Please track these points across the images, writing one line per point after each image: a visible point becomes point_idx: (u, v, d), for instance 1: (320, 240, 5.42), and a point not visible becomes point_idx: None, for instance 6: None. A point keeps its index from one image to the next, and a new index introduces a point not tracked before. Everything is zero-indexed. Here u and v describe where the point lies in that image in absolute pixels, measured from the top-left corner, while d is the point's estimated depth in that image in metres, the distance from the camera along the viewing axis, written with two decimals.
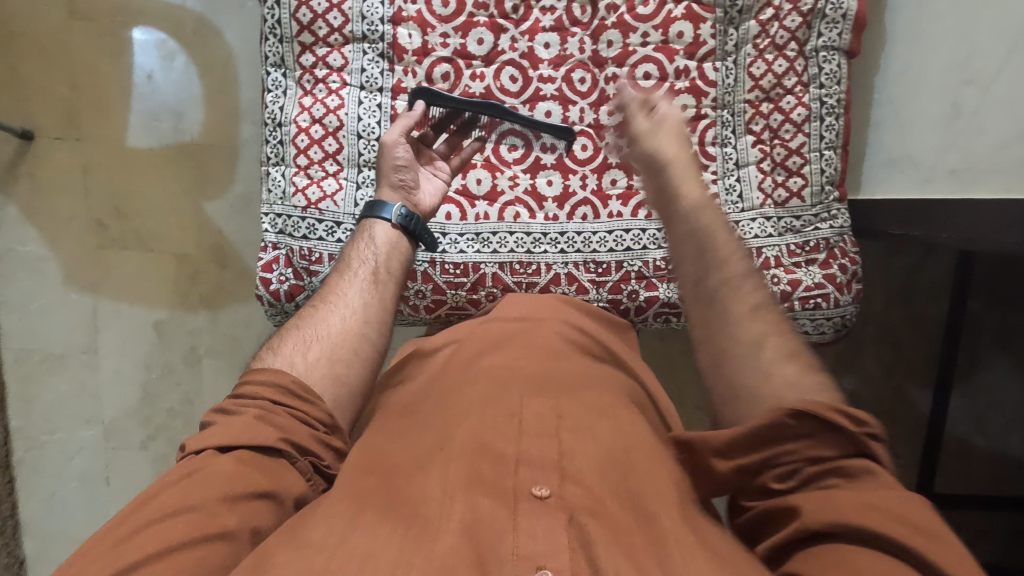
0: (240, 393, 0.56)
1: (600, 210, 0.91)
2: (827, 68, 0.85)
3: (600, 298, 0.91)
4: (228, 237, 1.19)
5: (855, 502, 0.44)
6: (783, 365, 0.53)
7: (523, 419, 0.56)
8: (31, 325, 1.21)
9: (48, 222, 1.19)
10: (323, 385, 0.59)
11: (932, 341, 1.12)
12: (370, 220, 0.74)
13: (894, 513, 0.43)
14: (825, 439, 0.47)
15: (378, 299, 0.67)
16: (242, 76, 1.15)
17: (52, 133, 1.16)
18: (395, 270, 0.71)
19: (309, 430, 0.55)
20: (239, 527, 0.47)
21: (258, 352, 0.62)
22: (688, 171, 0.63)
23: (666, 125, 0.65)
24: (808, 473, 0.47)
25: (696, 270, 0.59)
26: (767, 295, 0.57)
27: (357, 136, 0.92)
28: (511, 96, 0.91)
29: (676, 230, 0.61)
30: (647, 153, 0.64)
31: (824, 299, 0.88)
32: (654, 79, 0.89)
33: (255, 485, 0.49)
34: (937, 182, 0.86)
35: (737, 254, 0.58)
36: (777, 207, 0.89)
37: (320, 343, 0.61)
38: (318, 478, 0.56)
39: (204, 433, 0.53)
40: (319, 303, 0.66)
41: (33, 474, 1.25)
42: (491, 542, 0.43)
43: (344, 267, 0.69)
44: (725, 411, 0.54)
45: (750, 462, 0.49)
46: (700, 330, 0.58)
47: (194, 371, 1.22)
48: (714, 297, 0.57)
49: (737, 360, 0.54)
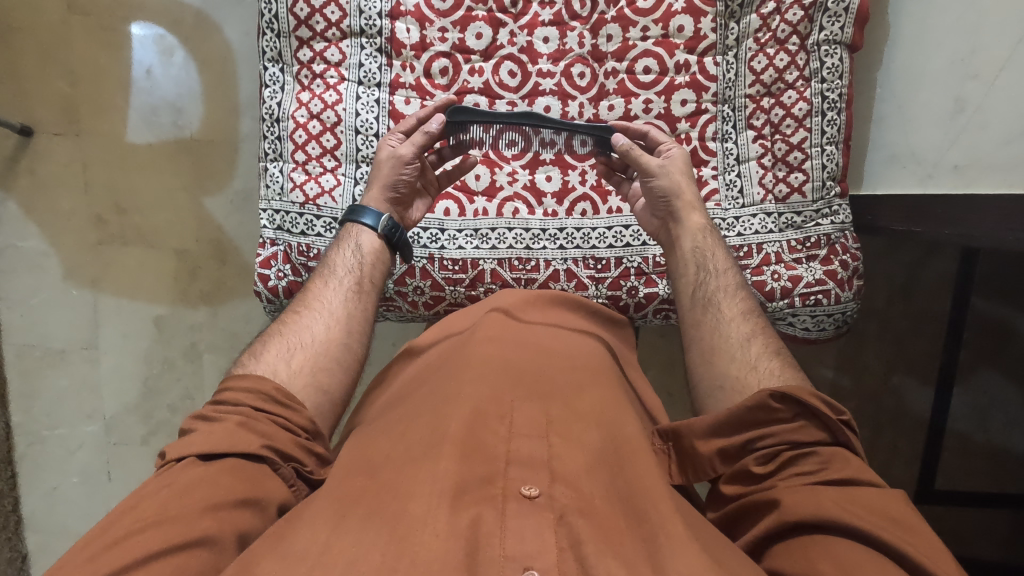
0: (221, 399, 0.56)
1: (599, 206, 0.91)
2: (830, 63, 0.84)
3: (599, 294, 0.90)
4: (228, 232, 1.19)
5: (834, 495, 0.49)
6: (765, 361, 0.62)
7: (515, 419, 0.56)
8: (33, 320, 1.22)
9: (48, 217, 1.19)
10: (307, 393, 0.60)
11: (934, 339, 1.11)
12: (353, 226, 0.76)
13: (872, 506, 0.48)
14: (804, 423, 0.54)
15: (361, 307, 0.70)
16: (241, 71, 1.14)
17: (51, 128, 1.16)
18: (377, 280, 0.74)
19: (291, 436, 0.56)
20: (225, 532, 0.47)
21: (239, 360, 0.63)
22: (695, 205, 0.74)
23: (677, 166, 0.75)
24: (787, 455, 0.53)
25: (707, 349, 0.65)
26: (748, 304, 0.68)
27: (355, 131, 0.91)
28: (509, 91, 0.90)
29: (675, 250, 0.74)
30: (664, 189, 0.74)
31: (825, 296, 0.87)
32: (654, 74, 0.89)
33: (238, 493, 0.49)
34: (941, 179, 0.84)
35: (727, 271, 0.70)
36: (778, 202, 0.88)
37: (303, 352, 0.63)
38: (302, 484, 0.56)
39: (187, 439, 0.53)
40: (303, 308, 0.68)
41: (35, 469, 1.25)
42: (484, 543, 0.42)
43: (327, 273, 0.72)
44: (709, 398, 0.62)
45: (737, 441, 0.55)
46: (693, 329, 0.67)
47: (194, 366, 1.23)
48: (726, 383, 0.61)
49: (726, 356, 0.63)
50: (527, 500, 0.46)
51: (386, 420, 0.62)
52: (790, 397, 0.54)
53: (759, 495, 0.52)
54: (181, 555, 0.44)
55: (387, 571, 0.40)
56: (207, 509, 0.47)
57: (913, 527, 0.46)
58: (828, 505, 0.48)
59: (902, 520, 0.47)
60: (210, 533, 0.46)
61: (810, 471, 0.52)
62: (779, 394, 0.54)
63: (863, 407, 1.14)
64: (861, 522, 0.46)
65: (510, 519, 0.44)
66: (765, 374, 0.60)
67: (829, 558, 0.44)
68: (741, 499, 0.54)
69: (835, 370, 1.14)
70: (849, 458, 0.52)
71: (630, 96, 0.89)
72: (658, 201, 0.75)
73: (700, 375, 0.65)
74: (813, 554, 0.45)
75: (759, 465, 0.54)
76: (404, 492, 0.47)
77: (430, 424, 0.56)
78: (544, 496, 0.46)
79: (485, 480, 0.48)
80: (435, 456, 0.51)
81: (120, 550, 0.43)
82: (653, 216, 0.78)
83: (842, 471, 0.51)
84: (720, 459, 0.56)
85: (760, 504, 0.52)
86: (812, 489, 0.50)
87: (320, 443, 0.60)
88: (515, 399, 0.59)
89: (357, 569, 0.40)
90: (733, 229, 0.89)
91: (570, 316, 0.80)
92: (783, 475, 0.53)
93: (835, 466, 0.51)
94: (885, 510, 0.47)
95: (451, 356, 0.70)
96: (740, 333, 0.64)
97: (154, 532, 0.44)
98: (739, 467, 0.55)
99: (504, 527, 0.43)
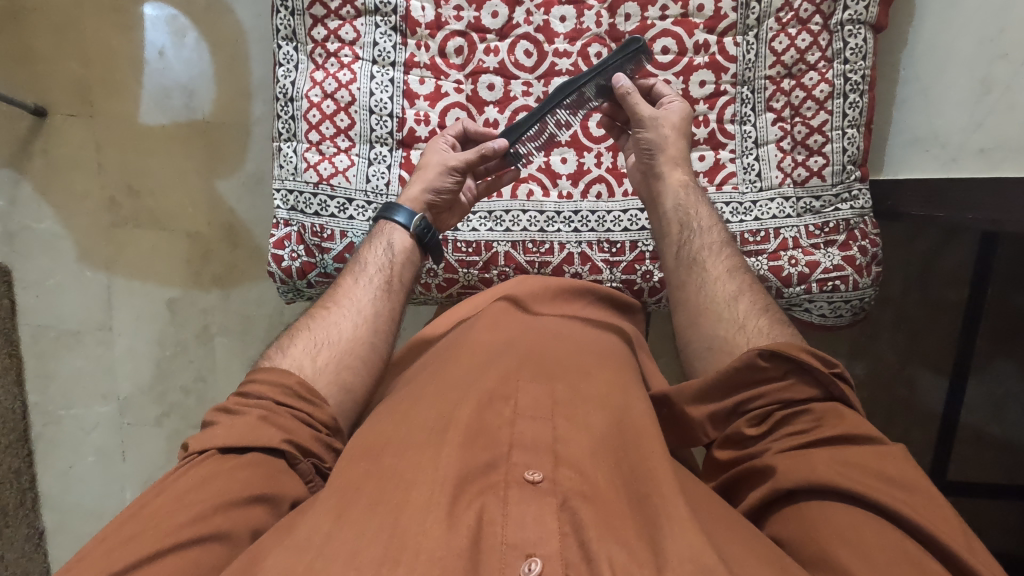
0: (245, 391, 0.56)
1: (615, 189, 0.89)
2: (853, 43, 0.82)
3: (613, 278, 0.89)
4: (240, 215, 1.19)
5: (829, 458, 0.47)
6: (753, 319, 0.60)
7: (520, 404, 0.55)
8: (48, 301, 1.23)
9: (62, 199, 1.19)
10: (330, 391, 0.59)
11: (949, 328, 1.09)
12: (386, 224, 0.75)
13: (868, 468, 0.46)
14: (795, 380, 0.52)
15: (389, 307, 0.68)
16: (253, 52, 1.13)
17: (64, 110, 1.16)
18: (407, 279, 0.72)
19: (311, 432, 0.55)
20: (238, 527, 0.47)
21: (267, 351, 0.63)
22: (679, 161, 0.72)
23: (669, 119, 0.73)
24: (779, 415, 0.52)
25: (691, 310, 0.64)
26: (735, 261, 0.66)
27: (369, 111, 0.90)
28: (525, 72, 0.89)
29: (658, 208, 0.72)
30: (649, 142, 0.73)
31: (842, 282, 0.85)
32: (672, 54, 0.87)
33: (251, 488, 0.49)
34: (966, 163, 0.83)
35: (711, 229, 0.68)
36: (796, 186, 0.86)
37: (330, 348, 0.62)
38: (318, 479, 0.56)
39: (208, 432, 0.53)
40: (332, 303, 0.67)
41: (52, 448, 1.27)
42: (488, 535, 0.42)
43: (357, 269, 0.70)
44: (699, 359, 0.62)
45: (726, 406, 0.54)
46: (678, 289, 0.66)
47: (207, 349, 1.23)
48: (711, 344, 0.61)
49: (712, 317, 0.62)
50: (530, 485, 0.45)
51: (395, 400, 0.61)
52: (779, 355, 0.52)
53: (750, 463, 0.51)
54: (192, 548, 0.44)
55: (390, 563, 0.39)
56: (219, 503, 0.47)
57: (917, 487, 0.44)
58: (823, 471, 0.46)
59: (905, 481, 0.45)
60: (221, 527, 0.46)
61: (804, 429, 0.50)
62: (767, 352, 0.52)
63: (880, 396, 1.12)
64: (860, 486, 0.44)
65: (512, 504, 0.43)
66: (752, 332, 0.59)
67: (832, 531, 0.43)
68: (735, 465, 0.54)
69: (852, 359, 1.12)
70: (845, 412, 0.50)
71: (648, 77, 0.87)
72: (642, 152, 0.74)
73: (688, 337, 0.64)
74: (813, 528, 0.44)
75: (752, 427, 0.53)
76: (407, 480, 0.47)
77: (437, 408, 0.56)
78: (547, 482, 0.46)
79: (490, 466, 0.48)
80: (439, 442, 0.50)
81: (134, 542, 0.43)
82: (636, 173, 0.76)
83: (837, 427, 0.49)
84: (711, 424, 0.56)
85: (754, 471, 0.51)
86: (806, 453, 0.48)
87: (340, 438, 0.59)
88: (521, 384, 0.59)
89: (356, 561, 0.40)
90: (751, 213, 0.87)
91: (582, 304, 0.80)
92: (776, 437, 0.52)
93: (830, 422, 0.49)
94: (882, 471, 0.45)
95: (458, 342, 0.69)
96: (724, 292, 0.63)
97: (158, 526, 0.44)
98: (730, 430, 0.54)
99: (505, 514, 0.43)
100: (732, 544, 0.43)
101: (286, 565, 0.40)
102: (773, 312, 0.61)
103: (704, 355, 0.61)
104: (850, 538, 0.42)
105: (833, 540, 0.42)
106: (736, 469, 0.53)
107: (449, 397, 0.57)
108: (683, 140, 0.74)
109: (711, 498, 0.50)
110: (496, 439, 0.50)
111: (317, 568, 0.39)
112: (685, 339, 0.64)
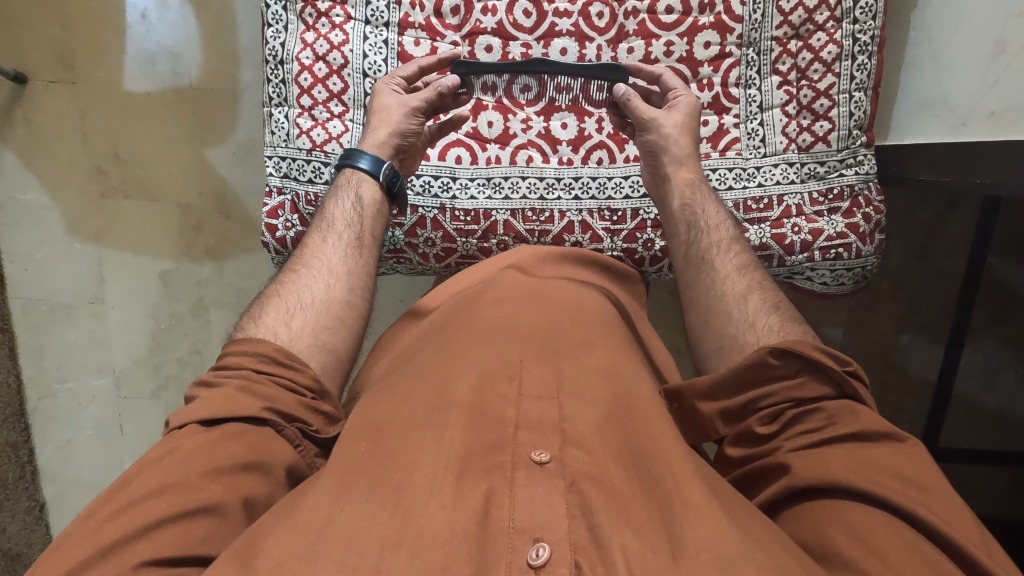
0: (222, 364, 0.54)
1: (616, 155, 0.87)
2: (863, 2, 0.79)
3: (614, 247, 0.88)
4: (231, 184, 1.16)
5: (845, 457, 0.47)
6: (763, 318, 0.59)
7: (524, 380, 0.54)
8: (37, 275, 1.20)
9: (45, 169, 1.16)
10: (309, 353, 0.58)
11: (948, 294, 1.09)
12: (350, 172, 0.73)
13: (886, 468, 0.45)
14: (807, 378, 0.52)
15: (361, 264, 0.67)
16: (241, 14, 1.09)
17: (46, 75, 1.12)
18: (377, 235, 0.71)
19: (295, 397, 0.54)
20: (228, 499, 0.45)
21: (239, 322, 0.61)
22: (686, 161, 0.73)
23: (672, 120, 0.73)
24: (791, 413, 0.51)
25: (701, 306, 0.63)
26: (744, 258, 0.65)
27: (363, 74, 0.87)
28: (524, 32, 0.86)
29: (666, 207, 0.73)
30: (652, 143, 0.73)
31: (846, 249, 0.84)
32: (676, 14, 0.84)
33: (239, 457, 0.47)
34: (977, 125, 0.81)
35: (720, 226, 0.68)
36: (801, 152, 0.84)
37: (303, 313, 0.60)
38: (308, 443, 0.54)
39: (188, 407, 0.51)
40: (300, 267, 0.65)
41: (48, 421, 1.26)
42: (491, 519, 0.40)
43: (324, 226, 0.69)
44: (710, 358, 0.60)
45: (739, 402, 0.54)
46: (688, 289, 0.65)
47: (201, 321, 1.22)
48: (725, 342, 0.59)
49: (724, 316, 0.60)
50: (537, 466, 0.44)
51: (395, 379, 0.60)
52: (790, 353, 0.52)
53: (764, 461, 0.51)
54: (178, 524, 0.42)
55: (392, 547, 0.38)
56: (207, 472, 0.45)
57: (933, 487, 0.44)
58: (838, 470, 0.45)
59: (927, 483, 0.44)
60: (209, 501, 0.44)
61: (816, 428, 0.50)
62: (778, 350, 0.52)
63: (876, 365, 1.12)
64: (875, 485, 0.44)
65: (519, 487, 0.42)
66: (775, 329, 0.57)
67: (843, 525, 0.43)
68: (746, 464, 0.53)
69: (847, 329, 1.13)
70: (857, 410, 0.49)
71: (651, 38, 0.84)
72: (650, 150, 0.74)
73: (699, 329, 0.63)
74: (824, 521, 0.44)
75: (763, 425, 0.53)
76: (407, 461, 0.46)
77: (438, 387, 0.54)
78: (556, 462, 0.44)
79: (494, 446, 0.46)
80: (440, 423, 0.49)
81: (118, 520, 0.42)
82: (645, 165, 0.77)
83: (850, 425, 0.48)
84: (722, 420, 0.55)
85: (767, 469, 0.50)
86: (822, 452, 0.48)
87: (329, 402, 0.58)
88: (525, 359, 0.57)
89: (358, 544, 0.39)
90: (754, 179, 0.85)
91: (585, 272, 0.79)
92: (788, 435, 0.51)
93: (843, 420, 0.49)
94: (899, 472, 0.45)
95: (460, 317, 0.68)
96: (736, 290, 0.62)
97: (149, 501, 0.43)
98: (742, 427, 0.54)
99: (514, 496, 0.41)
100: (755, 525, 0.43)
101: (286, 550, 0.39)
102: (783, 306, 0.60)
103: (714, 349, 0.60)
104: (867, 538, 0.41)
105: (846, 539, 0.42)
106: (748, 467, 0.53)
107: (451, 373, 0.56)
108: (690, 138, 0.74)
109: (719, 482, 0.48)
110: (498, 419, 0.49)
111: (319, 552, 0.38)
112: (694, 332, 0.63)
